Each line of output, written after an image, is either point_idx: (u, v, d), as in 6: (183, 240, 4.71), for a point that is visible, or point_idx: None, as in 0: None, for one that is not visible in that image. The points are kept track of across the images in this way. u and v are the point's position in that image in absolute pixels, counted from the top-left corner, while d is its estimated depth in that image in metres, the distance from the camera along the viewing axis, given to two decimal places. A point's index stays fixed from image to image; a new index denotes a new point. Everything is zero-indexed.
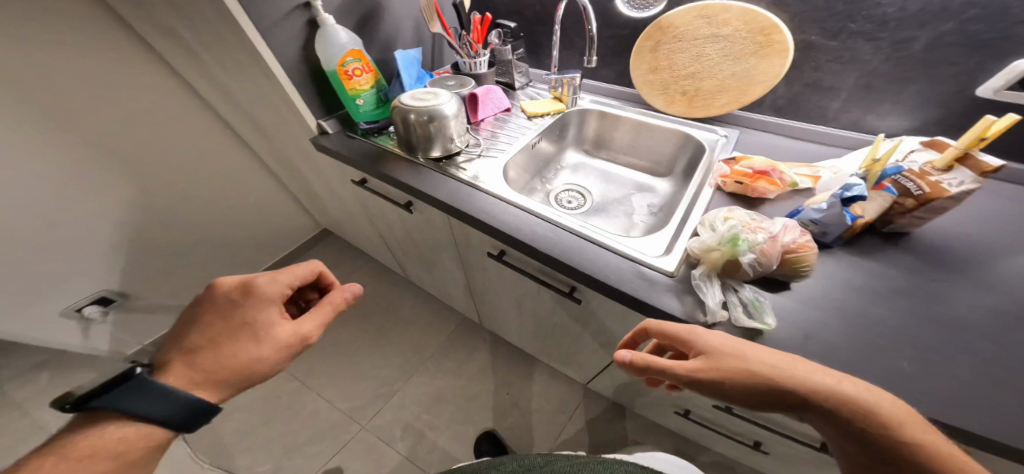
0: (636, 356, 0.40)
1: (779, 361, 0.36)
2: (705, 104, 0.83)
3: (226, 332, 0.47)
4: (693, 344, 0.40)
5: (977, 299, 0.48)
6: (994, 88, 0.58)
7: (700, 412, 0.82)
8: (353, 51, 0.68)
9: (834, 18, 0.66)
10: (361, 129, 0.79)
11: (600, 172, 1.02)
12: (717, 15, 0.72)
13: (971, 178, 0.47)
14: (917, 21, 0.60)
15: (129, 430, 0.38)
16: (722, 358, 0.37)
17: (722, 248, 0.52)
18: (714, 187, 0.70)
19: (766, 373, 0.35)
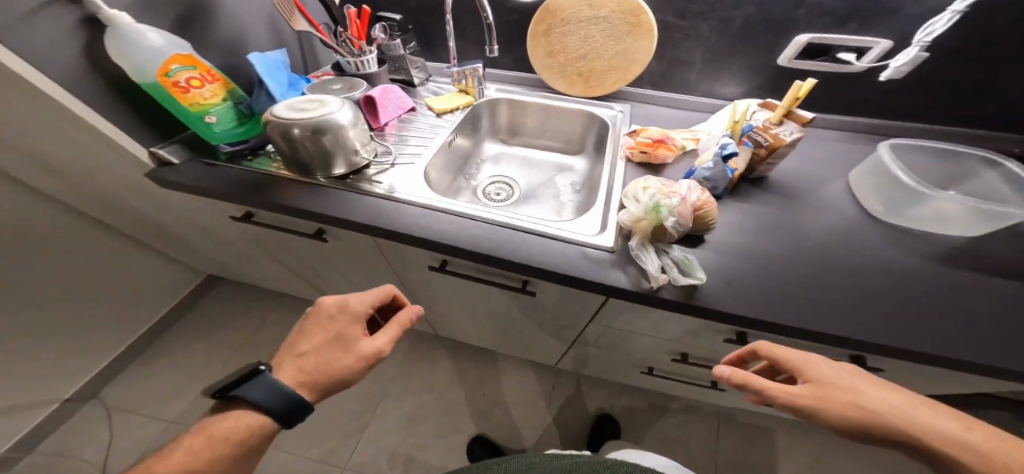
0: (738, 373, 0.42)
1: (900, 402, 0.36)
2: (600, 82, 0.89)
3: (318, 343, 0.48)
4: (802, 373, 0.41)
5: (826, 221, 0.60)
6: (788, 58, 0.71)
7: (662, 367, 0.93)
8: (179, 57, 0.53)
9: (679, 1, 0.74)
10: (224, 152, 0.66)
11: (522, 159, 1.04)
12: None
13: (797, 129, 0.57)
14: (732, 3, 0.70)
15: (245, 418, 0.42)
16: (836, 389, 0.38)
17: (647, 218, 0.56)
18: (624, 159, 0.75)
19: (885, 412, 0.36)
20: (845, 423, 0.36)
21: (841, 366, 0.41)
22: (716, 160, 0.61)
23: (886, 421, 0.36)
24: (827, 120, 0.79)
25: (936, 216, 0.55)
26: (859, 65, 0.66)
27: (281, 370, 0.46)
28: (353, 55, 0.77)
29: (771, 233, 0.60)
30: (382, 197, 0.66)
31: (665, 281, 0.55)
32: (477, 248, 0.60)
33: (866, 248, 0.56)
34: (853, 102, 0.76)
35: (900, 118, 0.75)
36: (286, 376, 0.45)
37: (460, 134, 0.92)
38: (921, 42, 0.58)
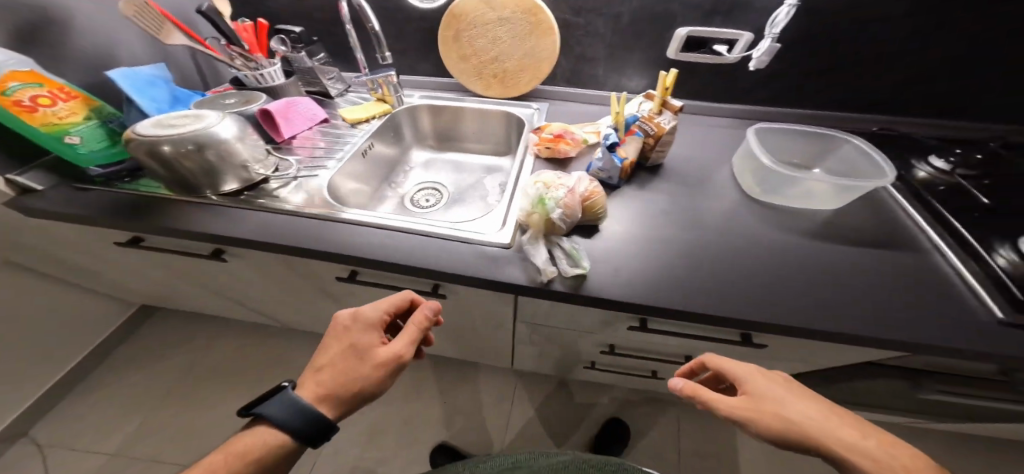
0: (687, 384, 0.42)
1: (836, 422, 0.36)
2: (515, 82, 0.90)
3: (338, 357, 0.45)
4: (746, 383, 0.41)
5: (708, 203, 0.64)
6: (674, 49, 0.75)
7: (604, 359, 0.95)
8: (19, 73, 0.52)
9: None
10: (95, 176, 0.65)
11: (452, 164, 1.03)
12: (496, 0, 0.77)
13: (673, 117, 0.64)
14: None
15: (266, 435, 0.41)
16: (773, 401, 0.38)
17: (535, 212, 0.57)
18: (533, 156, 0.76)
19: (807, 425, 0.35)
20: (770, 437, 0.36)
21: (793, 386, 0.40)
22: (603, 150, 0.63)
23: (807, 435, 0.35)
24: (724, 109, 0.82)
25: (807, 193, 0.59)
26: (732, 57, 0.71)
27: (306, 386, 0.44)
28: (251, 68, 0.75)
29: (660, 220, 0.62)
30: (278, 210, 0.64)
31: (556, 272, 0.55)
32: (372, 255, 0.59)
33: (744, 230, 0.59)
34: (744, 90, 0.80)
35: (789, 102, 0.79)
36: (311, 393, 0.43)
37: (380, 142, 0.92)
38: (770, 34, 0.62)
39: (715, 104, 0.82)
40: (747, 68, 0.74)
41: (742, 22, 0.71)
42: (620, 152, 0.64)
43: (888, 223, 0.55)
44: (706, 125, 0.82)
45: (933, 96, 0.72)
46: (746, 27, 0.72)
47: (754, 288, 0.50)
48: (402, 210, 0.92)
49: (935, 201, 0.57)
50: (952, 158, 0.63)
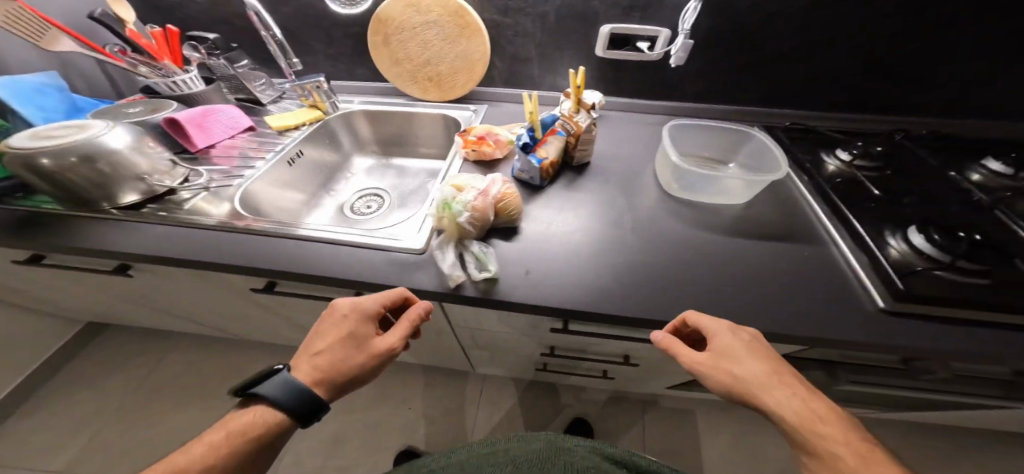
0: (664, 337, 0.43)
1: (795, 393, 0.37)
2: (452, 86, 0.88)
3: (329, 343, 0.45)
4: (719, 338, 0.41)
5: (625, 202, 0.64)
6: (601, 48, 0.76)
7: (553, 362, 0.93)
8: None
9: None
10: None
11: (394, 170, 1.01)
12: (420, 3, 0.75)
13: (591, 115, 0.63)
14: None
15: (257, 414, 0.41)
16: (736, 364, 0.39)
17: (444, 216, 0.55)
18: (462, 160, 0.74)
19: (755, 385, 0.38)
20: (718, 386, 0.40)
21: (774, 354, 0.41)
22: (518, 151, 0.62)
23: (750, 391, 0.38)
24: (656, 106, 0.84)
25: (722, 190, 0.60)
26: (654, 53, 0.73)
27: (299, 368, 0.43)
28: (159, 75, 0.72)
29: (576, 220, 0.62)
30: (180, 221, 0.62)
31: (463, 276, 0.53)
32: (275, 266, 0.57)
33: (656, 228, 0.59)
34: (671, 86, 0.81)
35: (714, 98, 0.81)
36: (301, 375, 0.43)
37: (312, 149, 0.89)
38: (683, 30, 0.65)
39: (644, 100, 0.85)
40: (670, 64, 0.75)
41: (662, 18, 0.71)
42: (538, 152, 0.62)
43: (791, 216, 0.56)
44: (636, 124, 0.82)
45: (849, 89, 0.74)
46: (666, 24, 0.72)
47: (654, 287, 0.50)
48: (338, 218, 0.90)
49: (832, 193, 0.58)
50: (855, 151, 0.64)
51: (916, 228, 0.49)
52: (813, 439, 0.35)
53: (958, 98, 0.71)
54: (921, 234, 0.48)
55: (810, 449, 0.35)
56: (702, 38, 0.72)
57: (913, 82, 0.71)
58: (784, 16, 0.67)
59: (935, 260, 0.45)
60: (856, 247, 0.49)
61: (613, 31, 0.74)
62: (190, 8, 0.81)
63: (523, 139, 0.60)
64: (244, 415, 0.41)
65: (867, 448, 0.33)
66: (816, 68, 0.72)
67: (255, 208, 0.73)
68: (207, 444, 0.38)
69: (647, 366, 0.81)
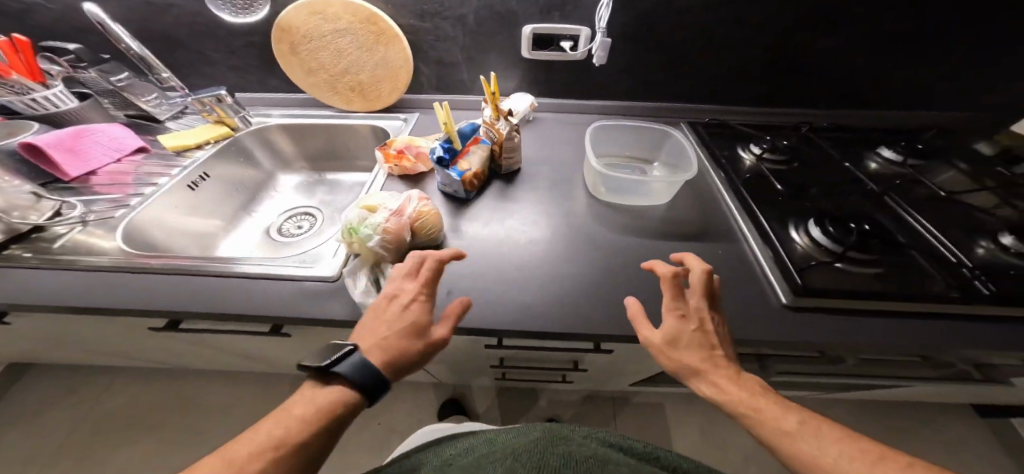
0: (633, 311, 0.42)
1: (729, 378, 0.37)
2: (376, 95, 0.83)
3: (389, 327, 0.39)
4: (668, 319, 0.40)
5: (554, 209, 0.63)
6: (526, 49, 0.75)
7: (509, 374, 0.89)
8: None
9: (410, 2, 0.72)
10: None
11: (325, 186, 0.93)
12: (326, 10, 0.69)
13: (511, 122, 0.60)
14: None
15: (327, 400, 0.34)
16: (677, 351, 0.38)
17: (353, 241, 0.50)
18: (387, 174, 0.68)
19: (689, 370, 0.38)
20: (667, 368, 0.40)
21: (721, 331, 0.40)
22: (436, 166, 0.59)
23: (687, 375, 0.38)
24: (588, 106, 0.83)
25: (647, 192, 0.60)
26: (577, 52, 0.73)
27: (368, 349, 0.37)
28: (17, 93, 0.64)
29: (502, 232, 0.59)
30: (51, 261, 0.53)
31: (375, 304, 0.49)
32: (155, 305, 0.49)
33: (581, 235, 0.58)
34: (600, 87, 0.81)
35: (641, 97, 0.82)
36: (371, 355, 0.37)
37: (221, 170, 0.81)
38: (600, 28, 0.67)
39: (576, 101, 0.84)
40: (594, 64, 0.75)
41: (580, 17, 0.70)
42: (458, 164, 0.59)
43: (708, 214, 0.57)
44: (568, 126, 0.81)
45: (764, 85, 0.76)
46: (586, 24, 0.71)
47: (576, 298, 0.48)
48: (260, 242, 0.81)
49: (744, 190, 0.60)
50: (764, 145, 0.67)
51: (813, 221, 0.51)
52: (746, 414, 0.34)
53: (859, 89, 0.75)
54: (817, 227, 0.50)
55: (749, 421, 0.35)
56: (622, 38, 0.72)
57: (819, 77, 0.74)
58: (697, 14, 0.67)
59: (829, 250, 0.47)
60: (762, 243, 0.50)
61: (533, 33, 0.72)
62: (56, 15, 0.71)
63: (437, 153, 0.57)
64: (313, 399, 0.34)
65: (798, 427, 0.32)
66: (731, 65, 0.74)
67: (142, 243, 0.64)
68: (274, 430, 0.31)
69: (599, 370, 0.79)
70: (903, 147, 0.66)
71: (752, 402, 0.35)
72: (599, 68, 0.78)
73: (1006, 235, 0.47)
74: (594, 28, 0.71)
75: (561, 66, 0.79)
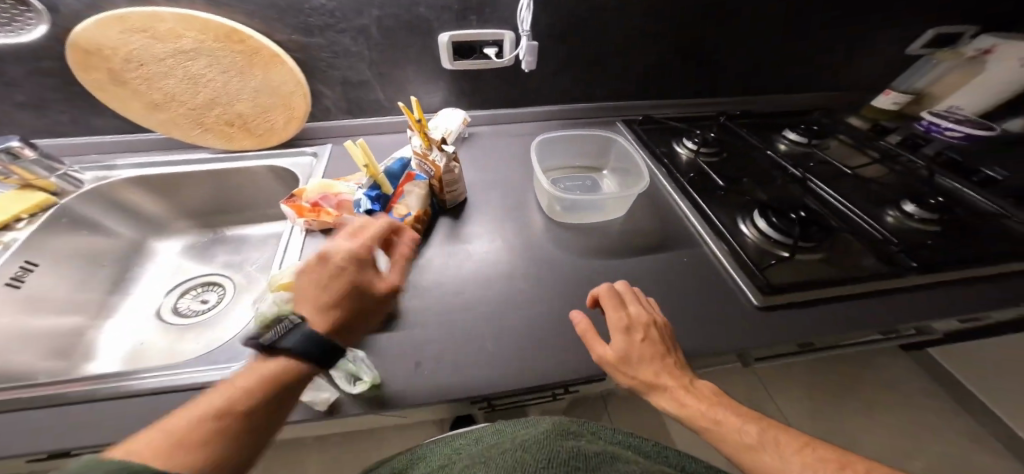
0: (581, 326, 0.39)
1: (684, 385, 0.35)
2: (266, 128, 0.67)
3: (329, 294, 0.34)
4: (617, 336, 0.38)
5: (515, 239, 0.57)
6: (448, 61, 0.67)
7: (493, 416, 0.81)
8: None
9: (288, 14, 0.58)
10: None
11: (223, 245, 0.74)
12: (156, 27, 0.52)
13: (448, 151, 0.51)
14: (352, 9, 0.59)
15: (263, 378, 0.29)
16: (631, 366, 0.36)
17: (279, 335, 0.38)
18: (306, 231, 0.55)
19: (645, 386, 0.36)
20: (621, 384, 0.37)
21: (671, 342, 0.39)
22: (368, 219, 0.50)
23: (644, 390, 0.36)
24: (525, 115, 0.79)
25: (605, 206, 0.57)
26: (504, 59, 0.67)
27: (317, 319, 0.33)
28: None
29: (464, 276, 0.51)
30: None
31: (330, 404, 0.37)
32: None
33: (549, 265, 0.53)
34: (534, 94, 0.76)
35: (577, 100, 0.79)
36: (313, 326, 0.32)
37: (55, 250, 0.57)
38: (524, 32, 0.62)
39: (512, 111, 0.78)
40: (524, 70, 0.70)
41: (500, 21, 0.64)
42: (395, 210, 0.50)
43: (667, 221, 0.57)
44: (509, 139, 0.76)
45: (684, 78, 0.79)
46: (509, 27, 0.65)
47: (563, 345, 0.43)
48: (145, 333, 0.61)
49: (691, 187, 0.61)
50: (697, 139, 0.69)
51: (758, 214, 0.53)
52: (707, 428, 0.34)
53: (760, 76, 0.82)
54: (763, 219, 0.52)
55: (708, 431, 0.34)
56: (545, 41, 0.67)
57: (729, 67, 0.79)
58: (618, 13, 0.66)
59: (777, 242, 0.50)
60: (721, 243, 0.51)
61: (452, 42, 0.64)
62: None
63: (365, 205, 0.48)
64: (250, 377, 0.29)
65: (745, 435, 0.32)
66: (653, 62, 0.75)
67: None
68: (196, 415, 0.25)
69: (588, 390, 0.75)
70: (804, 129, 0.74)
71: (708, 409, 0.34)
72: (527, 74, 0.73)
73: (909, 203, 0.54)
74: (518, 33, 0.66)
75: (489, 77, 0.72)
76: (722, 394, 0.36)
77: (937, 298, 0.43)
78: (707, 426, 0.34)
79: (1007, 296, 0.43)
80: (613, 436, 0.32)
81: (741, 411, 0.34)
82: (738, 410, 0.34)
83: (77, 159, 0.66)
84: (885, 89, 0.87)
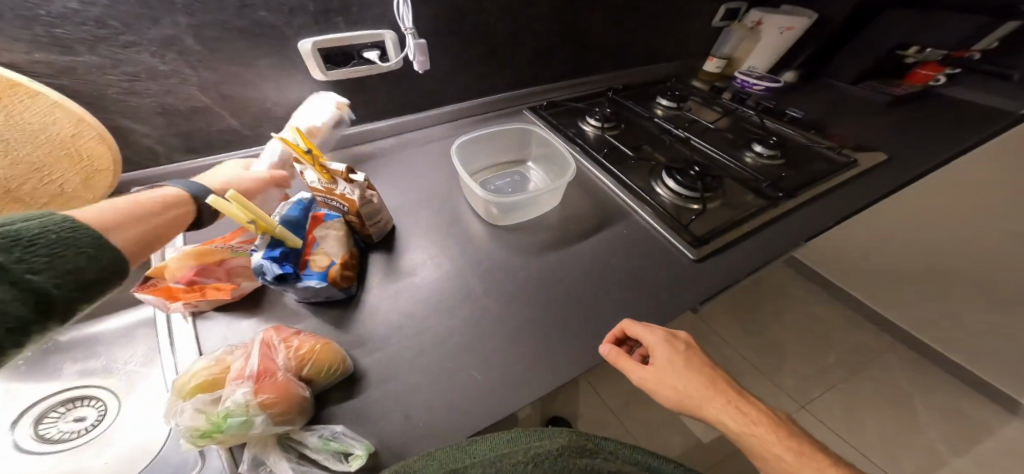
0: (614, 352, 0.39)
1: (738, 403, 0.36)
2: (47, 194, 0.44)
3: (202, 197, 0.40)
4: (659, 349, 0.38)
5: (458, 253, 0.53)
6: (320, 71, 0.55)
7: None
8: None
9: (8, 24, 0.38)
10: None
11: (62, 353, 0.52)
12: None
13: (356, 182, 0.43)
14: (141, 15, 0.42)
15: (171, 223, 0.34)
16: (672, 376, 0.37)
17: (223, 441, 0.28)
18: (192, 316, 0.43)
19: (697, 400, 0.36)
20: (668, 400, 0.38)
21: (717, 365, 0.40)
22: (281, 285, 0.40)
23: (696, 405, 0.36)
24: (426, 119, 0.72)
25: (537, 201, 0.57)
26: (390, 62, 0.59)
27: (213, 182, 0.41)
28: None
29: (422, 309, 0.46)
30: None
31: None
32: None
33: (507, 272, 0.51)
34: (431, 94, 0.70)
35: (477, 94, 0.76)
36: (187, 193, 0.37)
37: None
38: (407, 30, 0.55)
39: (413, 117, 0.71)
40: (415, 70, 0.63)
41: (370, 18, 0.55)
42: (312, 263, 0.42)
43: (596, 203, 0.60)
44: (418, 149, 0.69)
45: (567, 62, 0.83)
46: (385, 25, 0.56)
47: (546, 348, 0.42)
48: None
49: (607, 161, 0.65)
50: (598, 116, 0.74)
51: (666, 175, 0.60)
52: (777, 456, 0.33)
53: (626, 54, 0.92)
54: (670, 179, 0.59)
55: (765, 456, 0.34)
56: (426, 36, 0.61)
57: (601, 47, 0.86)
58: (494, 6, 0.64)
59: (687, 197, 0.57)
60: (647, 209, 0.56)
61: (320, 48, 0.54)
62: None
63: (271, 271, 0.38)
64: (159, 214, 0.33)
65: (805, 471, 0.32)
66: (537, 50, 0.76)
67: None
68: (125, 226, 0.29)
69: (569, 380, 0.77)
70: (672, 96, 0.86)
71: (764, 432, 0.35)
72: (414, 75, 0.66)
73: (758, 145, 0.70)
74: (399, 31, 0.58)
75: (374, 85, 0.63)
76: (779, 419, 0.37)
77: (797, 220, 0.56)
78: (770, 449, 0.34)
79: (835, 210, 0.59)
80: (632, 456, 0.29)
81: (807, 450, 0.34)
82: (803, 450, 0.34)
83: None
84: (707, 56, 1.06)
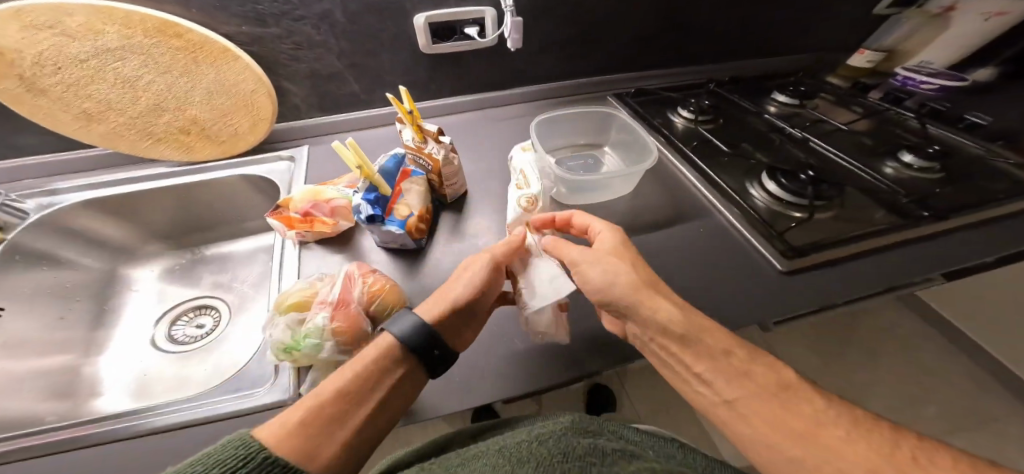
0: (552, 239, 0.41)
1: (673, 300, 0.34)
2: (229, 132, 0.60)
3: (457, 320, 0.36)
4: (600, 236, 0.40)
5: None
6: (426, 44, 0.62)
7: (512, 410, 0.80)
8: None
9: (231, 3, 0.51)
10: None
11: (206, 264, 0.68)
12: (69, 23, 0.44)
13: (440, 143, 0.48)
14: None
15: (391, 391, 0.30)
16: (606, 260, 0.37)
17: (297, 359, 0.35)
18: (300, 244, 0.52)
19: (625, 287, 0.34)
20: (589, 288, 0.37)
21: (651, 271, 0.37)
22: (370, 226, 0.46)
23: (613, 298, 0.35)
24: (513, 97, 0.75)
25: (606, 187, 0.54)
26: (488, 39, 0.62)
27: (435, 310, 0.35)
28: None
29: None
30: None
31: None
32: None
33: None
34: (520, 73, 0.73)
35: (566, 76, 0.76)
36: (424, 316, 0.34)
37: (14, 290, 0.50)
38: (508, 7, 0.57)
39: (498, 94, 0.74)
40: (509, 49, 0.65)
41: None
42: (395, 212, 0.47)
43: (676, 197, 0.55)
44: (500, 125, 0.72)
45: (671, 47, 0.77)
46: (489, 3, 0.60)
47: (593, 333, 0.42)
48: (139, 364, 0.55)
49: (694, 156, 0.60)
50: (693, 107, 0.67)
51: (766, 176, 0.52)
52: (684, 337, 0.32)
53: (743, 42, 0.81)
54: (772, 181, 0.52)
55: (675, 339, 0.32)
56: (528, 16, 0.63)
57: (715, 31, 0.77)
58: None
59: (790, 203, 0.50)
60: (735, 210, 0.50)
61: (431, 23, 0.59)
62: None
63: (364, 211, 0.45)
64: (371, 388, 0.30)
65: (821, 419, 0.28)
66: (638, 32, 0.72)
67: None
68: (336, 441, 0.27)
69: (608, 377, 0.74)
70: (793, 91, 0.74)
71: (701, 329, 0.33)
72: (508, 53, 0.68)
73: (907, 153, 0.56)
74: (500, 9, 0.61)
75: (471, 60, 0.68)
76: None
77: (941, 247, 0.45)
78: (693, 335, 0.32)
79: (1011, 241, 0.45)
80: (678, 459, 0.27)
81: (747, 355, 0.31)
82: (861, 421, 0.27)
83: (11, 187, 0.58)
84: (858, 49, 0.88)
